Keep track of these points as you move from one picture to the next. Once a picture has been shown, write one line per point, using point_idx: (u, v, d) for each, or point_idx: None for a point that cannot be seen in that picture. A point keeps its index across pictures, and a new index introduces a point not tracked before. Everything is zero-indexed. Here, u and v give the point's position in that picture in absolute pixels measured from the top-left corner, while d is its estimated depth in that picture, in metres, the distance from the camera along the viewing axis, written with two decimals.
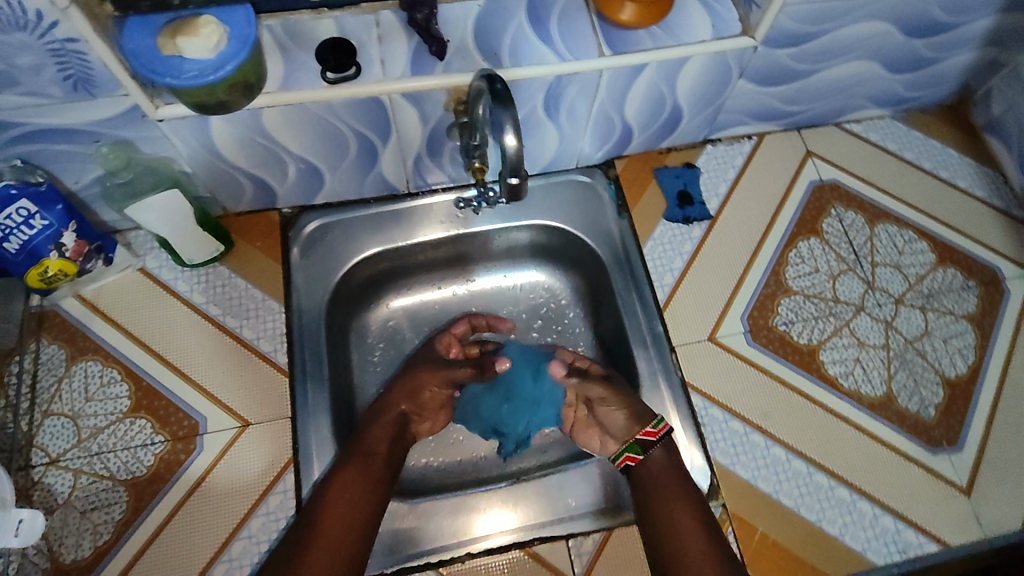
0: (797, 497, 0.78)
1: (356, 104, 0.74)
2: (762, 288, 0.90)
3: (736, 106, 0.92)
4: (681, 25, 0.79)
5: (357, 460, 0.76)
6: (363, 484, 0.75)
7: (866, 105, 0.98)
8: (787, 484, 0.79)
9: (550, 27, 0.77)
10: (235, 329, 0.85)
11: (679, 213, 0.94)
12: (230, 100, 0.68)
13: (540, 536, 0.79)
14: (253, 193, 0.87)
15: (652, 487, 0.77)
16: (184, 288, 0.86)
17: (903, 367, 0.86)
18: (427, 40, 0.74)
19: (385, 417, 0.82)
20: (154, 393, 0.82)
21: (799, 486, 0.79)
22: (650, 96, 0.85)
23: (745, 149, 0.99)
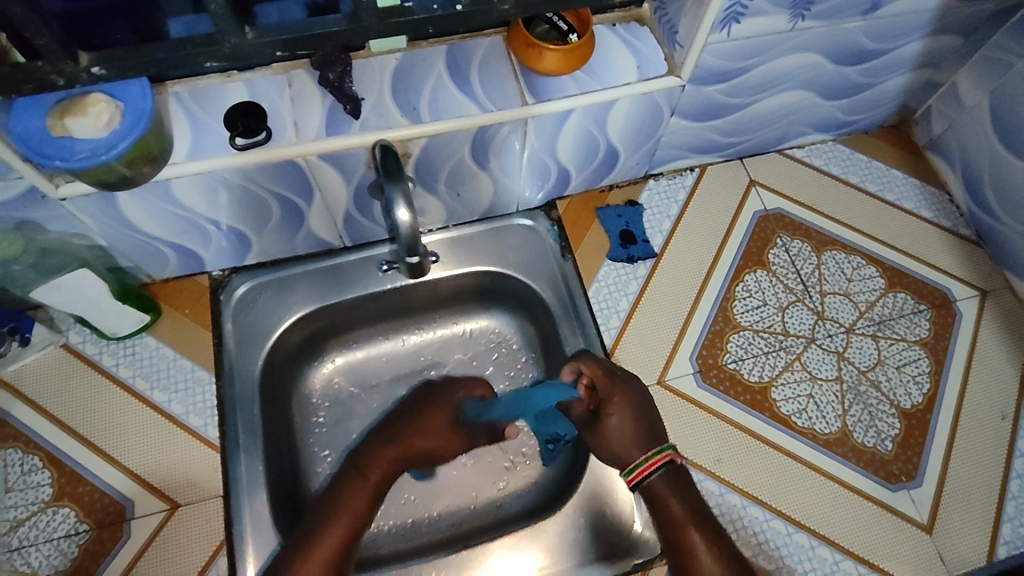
0: (753, 546, 0.76)
1: (271, 168, 0.71)
2: (710, 326, 0.87)
3: (672, 142, 0.91)
4: (605, 68, 0.77)
5: (330, 532, 0.71)
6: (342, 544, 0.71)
7: (807, 131, 0.97)
8: (743, 532, 0.77)
9: (471, 78, 0.75)
10: (163, 404, 0.81)
11: (623, 252, 0.92)
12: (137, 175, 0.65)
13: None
14: (178, 259, 0.83)
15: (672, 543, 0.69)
16: (110, 363, 0.83)
17: (857, 400, 0.84)
18: (341, 99, 0.71)
19: (359, 489, 0.75)
20: (78, 479, 0.77)
21: (755, 533, 0.76)
22: (582, 138, 0.83)
23: (687, 183, 0.98)
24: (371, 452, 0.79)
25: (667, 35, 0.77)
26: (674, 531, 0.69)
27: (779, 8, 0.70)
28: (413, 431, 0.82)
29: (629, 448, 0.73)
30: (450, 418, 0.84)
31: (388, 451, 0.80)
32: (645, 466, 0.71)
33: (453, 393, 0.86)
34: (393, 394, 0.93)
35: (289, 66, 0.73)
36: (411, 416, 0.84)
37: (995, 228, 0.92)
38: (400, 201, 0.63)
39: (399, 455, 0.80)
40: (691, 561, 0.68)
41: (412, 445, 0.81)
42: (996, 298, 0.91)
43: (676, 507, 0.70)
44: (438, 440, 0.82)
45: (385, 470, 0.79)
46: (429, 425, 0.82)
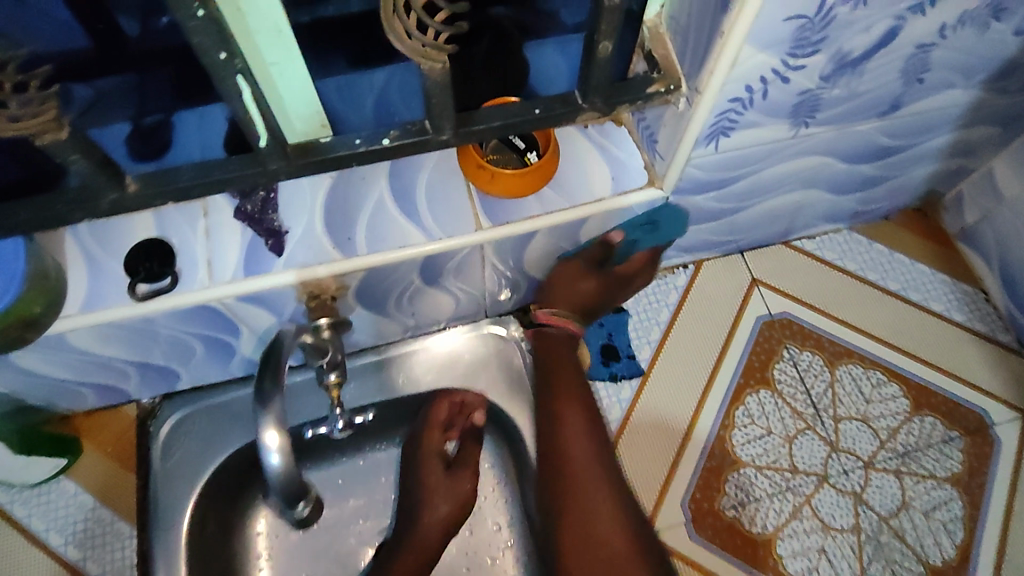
0: None
1: (181, 314, 0.61)
2: (705, 461, 0.76)
3: (659, 244, 0.79)
4: (574, 180, 0.66)
5: None
6: None
7: (817, 222, 0.85)
8: None
9: (417, 200, 0.65)
10: (78, 562, 0.71)
11: (604, 370, 0.80)
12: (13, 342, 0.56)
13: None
14: (98, 393, 0.74)
15: (553, 386, 0.73)
16: (21, 512, 0.73)
17: (877, 554, 0.72)
18: (262, 233, 0.62)
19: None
20: None
21: None
22: (552, 252, 0.72)
23: (680, 282, 0.86)
24: (414, 526, 0.74)
25: (646, 141, 0.66)
26: (558, 456, 0.69)
27: (775, 119, 0.58)
28: (427, 484, 0.75)
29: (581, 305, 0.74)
30: (445, 467, 0.76)
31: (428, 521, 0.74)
32: (557, 322, 0.73)
33: (443, 423, 0.77)
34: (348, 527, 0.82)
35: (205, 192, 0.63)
36: (415, 462, 0.77)
37: None
38: (266, 425, 0.52)
39: (450, 511, 0.74)
40: (556, 399, 0.72)
41: (438, 515, 0.74)
42: None
43: (563, 410, 0.71)
44: (451, 491, 0.75)
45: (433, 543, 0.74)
46: (432, 473, 0.76)
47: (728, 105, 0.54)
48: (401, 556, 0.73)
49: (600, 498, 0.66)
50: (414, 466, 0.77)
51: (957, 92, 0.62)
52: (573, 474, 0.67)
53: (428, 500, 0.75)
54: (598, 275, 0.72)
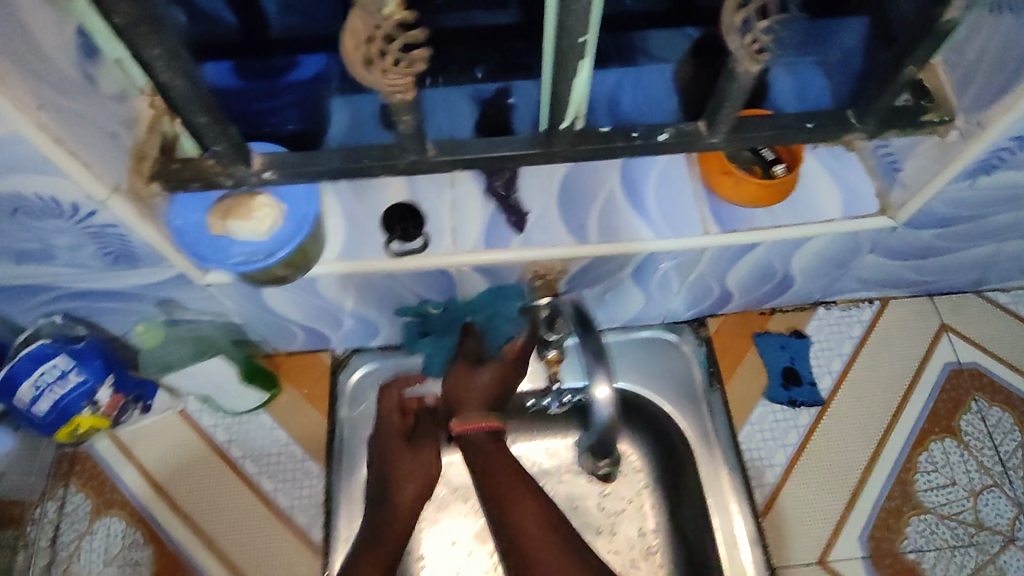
0: None
1: (421, 275, 0.66)
2: (885, 501, 0.75)
3: (858, 274, 0.78)
4: (806, 199, 0.66)
5: None
6: None
7: (1017, 275, 0.82)
8: None
9: (648, 195, 0.66)
10: (271, 493, 0.77)
11: (784, 393, 0.80)
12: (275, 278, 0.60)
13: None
14: (304, 338, 0.80)
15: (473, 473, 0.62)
16: (223, 437, 0.79)
17: None
18: (504, 210, 0.65)
19: None
20: (178, 565, 0.74)
21: None
22: (760, 267, 0.73)
23: (865, 316, 0.85)
24: (384, 513, 0.67)
25: (883, 168, 0.66)
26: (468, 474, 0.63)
27: None
28: (394, 456, 0.69)
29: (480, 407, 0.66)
30: (406, 439, 0.71)
31: (400, 506, 0.67)
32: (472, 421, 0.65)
33: (392, 412, 0.72)
34: None
35: None
36: (379, 441, 0.72)
37: None
38: (599, 378, 0.52)
39: (417, 490, 0.68)
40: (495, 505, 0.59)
41: (408, 498, 0.67)
42: None
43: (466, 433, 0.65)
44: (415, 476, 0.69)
45: (395, 539, 0.64)
46: (401, 457, 0.69)
47: (1006, 143, 0.55)
48: (378, 543, 0.64)
49: (527, 521, 0.57)
50: (383, 448, 0.70)
51: None
52: (506, 502, 0.59)
53: (399, 478, 0.68)
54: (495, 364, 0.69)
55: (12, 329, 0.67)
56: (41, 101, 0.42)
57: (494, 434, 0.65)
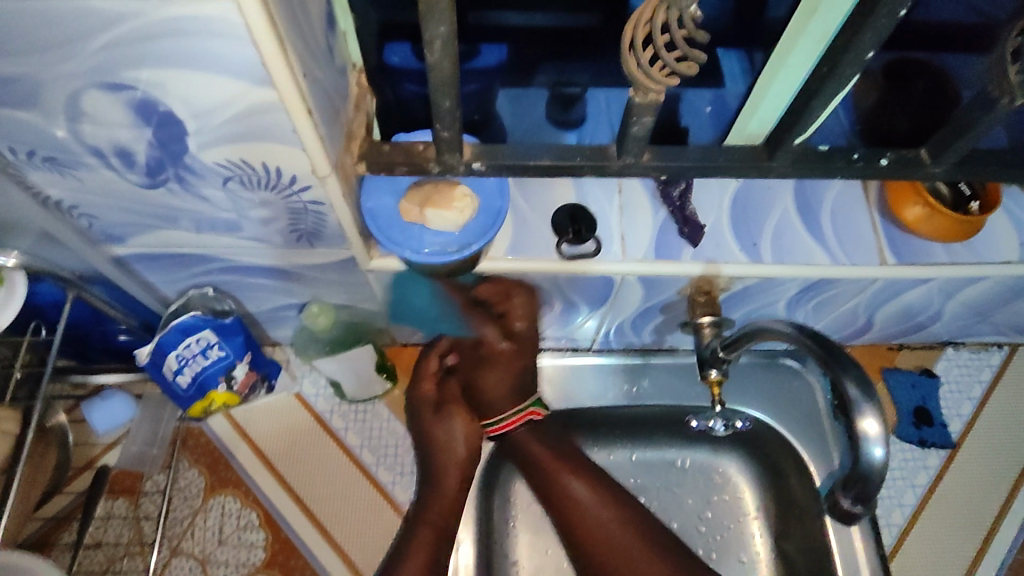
0: None
1: (584, 278, 0.64)
2: (1017, 551, 0.74)
3: (1003, 319, 0.76)
4: (983, 240, 0.64)
5: None
6: None
7: None
8: None
9: (822, 220, 0.65)
10: (387, 485, 0.75)
11: (914, 432, 0.78)
12: (442, 277, 0.57)
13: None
14: (431, 328, 0.78)
15: (532, 471, 0.73)
16: (339, 424, 0.78)
17: None
18: (678, 219, 0.63)
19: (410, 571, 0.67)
20: (292, 550, 0.72)
21: None
22: (917, 303, 0.71)
23: (994, 360, 0.83)
24: (431, 483, 0.71)
25: None
26: (573, 523, 0.71)
27: None
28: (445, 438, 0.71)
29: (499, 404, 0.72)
30: (433, 409, 0.73)
31: (449, 476, 0.71)
32: (513, 420, 0.72)
33: (426, 390, 0.73)
34: None
35: None
36: (423, 418, 0.73)
37: None
38: (867, 409, 0.49)
39: (466, 457, 0.71)
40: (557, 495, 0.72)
41: (457, 473, 0.71)
42: None
43: (569, 476, 0.73)
44: (462, 441, 0.71)
45: (444, 505, 0.71)
46: (440, 433, 0.71)
47: None
48: (427, 515, 0.70)
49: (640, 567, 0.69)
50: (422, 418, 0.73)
51: None
52: (568, 486, 0.72)
53: (440, 453, 0.71)
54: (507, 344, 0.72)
55: (159, 297, 0.66)
56: (305, 71, 0.40)
57: (536, 430, 0.74)
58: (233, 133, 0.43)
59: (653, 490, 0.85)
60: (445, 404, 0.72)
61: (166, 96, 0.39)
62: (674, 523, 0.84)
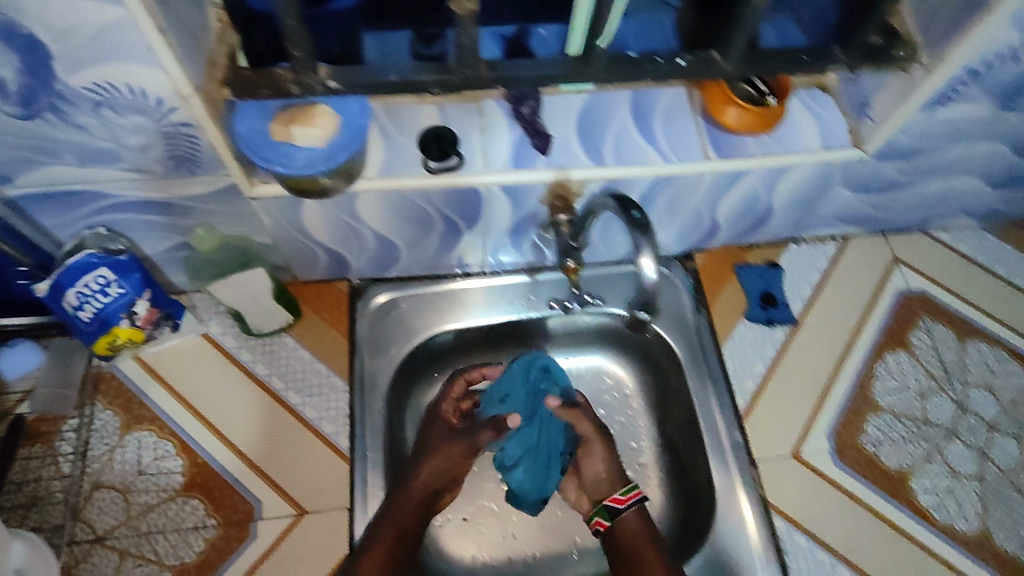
0: None
1: (453, 193, 0.71)
2: (847, 403, 0.85)
3: (825, 210, 0.90)
4: (788, 133, 0.76)
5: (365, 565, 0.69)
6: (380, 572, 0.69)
7: (957, 215, 0.95)
8: None
9: (656, 126, 0.75)
10: (298, 406, 0.81)
11: (761, 314, 0.91)
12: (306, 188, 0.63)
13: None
14: (327, 263, 0.85)
15: (623, 549, 0.75)
16: (248, 358, 0.84)
17: (999, 502, 0.80)
18: (530, 134, 0.72)
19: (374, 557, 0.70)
20: (210, 472, 0.77)
21: None
22: (748, 197, 0.82)
23: (830, 251, 0.96)
24: (405, 482, 0.77)
25: (855, 107, 0.76)
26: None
27: (986, 98, 0.70)
28: (431, 450, 0.81)
29: (611, 483, 0.82)
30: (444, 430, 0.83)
31: (425, 474, 0.78)
32: (623, 497, 0.79)
33: (433, 427, 0.85)
34: None
35: (479, 97, 0.73)
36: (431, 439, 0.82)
37: None
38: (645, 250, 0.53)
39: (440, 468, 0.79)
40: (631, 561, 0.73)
41: (423, 480, 0.77)
42: None
43: (649, 557, 0.73)
44: (436, 453, 0.80)
45: (413, 501, 0.75)
46: (433, 450, 0.80)
47: (960, 75, 0.67)
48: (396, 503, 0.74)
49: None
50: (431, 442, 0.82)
51: None
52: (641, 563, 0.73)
53: (430, 453, 0.80)
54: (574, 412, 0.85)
55: (57, 242, 0.71)
56: None
57: (646, 531, 0.77)
58: (95, 53, 0.48)
59: None
60: (467, 428, 0.84)
61: (26, 16, 0.45)
62: None
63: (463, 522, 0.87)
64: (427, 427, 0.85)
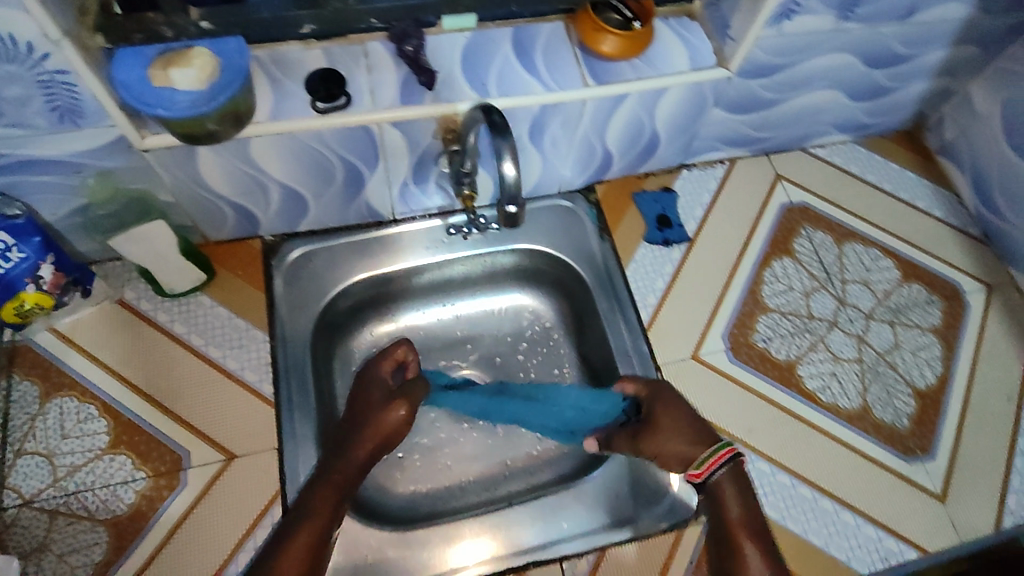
0: (782, 510, 0.79)
1: (346, 133, 0.74)
2: (740, 307, 0.93)
3: (708, 133, 0.96)
4: (660, 58, 0.82)
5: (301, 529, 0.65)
6: (315, 541, 0.65)
7: (830, 131, 1.04)
8: (772, 500, 0.80)
9: (536, 58, 0.79)
10: (219, 359, 0.84)
11: (659, 235, 0.97)
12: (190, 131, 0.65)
13: (529, 561, 0.78)
14: (236, 219, 0.88)
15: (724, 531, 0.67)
16: (165, 318, 0.85)
17: (876, 379, 0.88)
18: (415, 71, 0.74)
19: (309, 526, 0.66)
20: (135, 428, 0.79)
21: (783, 500, 0.80)
22: (632, 122, 0.88)
23: (719, 173, 1.03)
24: (337, 454, 0.72)
25: (717, 30, 0.82)
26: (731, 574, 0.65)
27: (826, 8, 0.77)
28: (362, 415, 0.76)
29: (687, 448, 0.71)
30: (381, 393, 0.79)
31: (357, 444, 0.73)
32: (714, 458, 0.68)
33: (360, 391, 0.79)
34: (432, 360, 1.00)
35: (363, 39, 0.76)
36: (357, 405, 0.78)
37: (1001, 227, 0.99)
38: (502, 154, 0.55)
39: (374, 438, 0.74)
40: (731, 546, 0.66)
41: (365, 447, 0.73)
42: (1002, 292, 0.97)
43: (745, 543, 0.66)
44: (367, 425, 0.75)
45: (352, 468, 0.72)
46: (370, 415, 0.76)
47: None
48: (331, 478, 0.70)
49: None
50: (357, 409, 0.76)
51: (954, 6, 0.82)
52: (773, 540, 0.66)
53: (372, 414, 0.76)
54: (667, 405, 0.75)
55: None
56: None
57: (738, 488, 0.68)
58: None
59: (476, 335, 1.01)
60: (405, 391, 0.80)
61: None
62: (498, 356, 1.00)
63: (398, 460, 0.91)
64: (364, 390, 0.79)
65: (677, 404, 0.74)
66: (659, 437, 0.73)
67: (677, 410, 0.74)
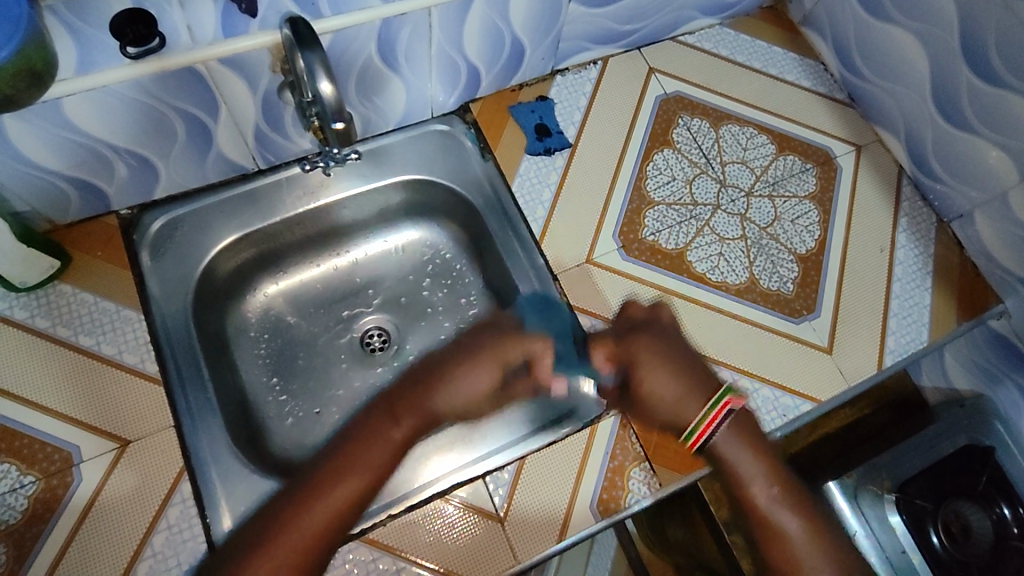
0: (767, 421, 0.82)
1: (170, 77, 0.69)
2: (628, 205, 0.93)
3: (573, 32, 0.93)
4: None
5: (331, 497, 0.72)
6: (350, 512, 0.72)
7: (696, 16, 1.03)
8: (762, 412, 0.83)
9: None
10: (93, 346, 0.78)
11: (540, 145, 0.96)
12: None
13: (455, 483, 0.78)
14: (81, 195, 0.80)
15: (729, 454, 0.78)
16: (24, 314, 0.79)
17: (761, 253, 0.92)
18: None
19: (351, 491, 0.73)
20: (13, 433, 0.74)
21: (767, 410, 0.83)
22: (488, 30, 0.84)
23: (593, 74, 1.01)
24: (383, 429, 0.81)
25: None
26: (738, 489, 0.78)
27: None
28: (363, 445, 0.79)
29: (682, 398, 0.79)
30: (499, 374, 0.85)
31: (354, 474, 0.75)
32: (706, 424, 0.77)
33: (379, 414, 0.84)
34: (334, 312, 0.97)
35: None
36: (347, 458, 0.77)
37: (863, 88, 1.02)
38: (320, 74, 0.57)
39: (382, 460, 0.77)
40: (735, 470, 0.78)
41: (448, 407, 0.82)
42: (868, 151, 1.02)
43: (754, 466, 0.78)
44: (411, 415, 0.81)
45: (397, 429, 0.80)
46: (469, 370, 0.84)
47: None
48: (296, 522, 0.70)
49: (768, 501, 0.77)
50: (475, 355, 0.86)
51: None
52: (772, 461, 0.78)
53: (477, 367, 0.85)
54: (678, 386, 0.79)
55: None
56: None
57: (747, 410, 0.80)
58: None
59: (376, 278, 0.99)
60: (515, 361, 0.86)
61: None
62: (403, 296, 0.99)
63: (316, 416, 0.90)
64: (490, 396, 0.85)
65: (680, 355, 0.82)
66: (657, 376, 0.80)
67: (667, 374, 0.80)
